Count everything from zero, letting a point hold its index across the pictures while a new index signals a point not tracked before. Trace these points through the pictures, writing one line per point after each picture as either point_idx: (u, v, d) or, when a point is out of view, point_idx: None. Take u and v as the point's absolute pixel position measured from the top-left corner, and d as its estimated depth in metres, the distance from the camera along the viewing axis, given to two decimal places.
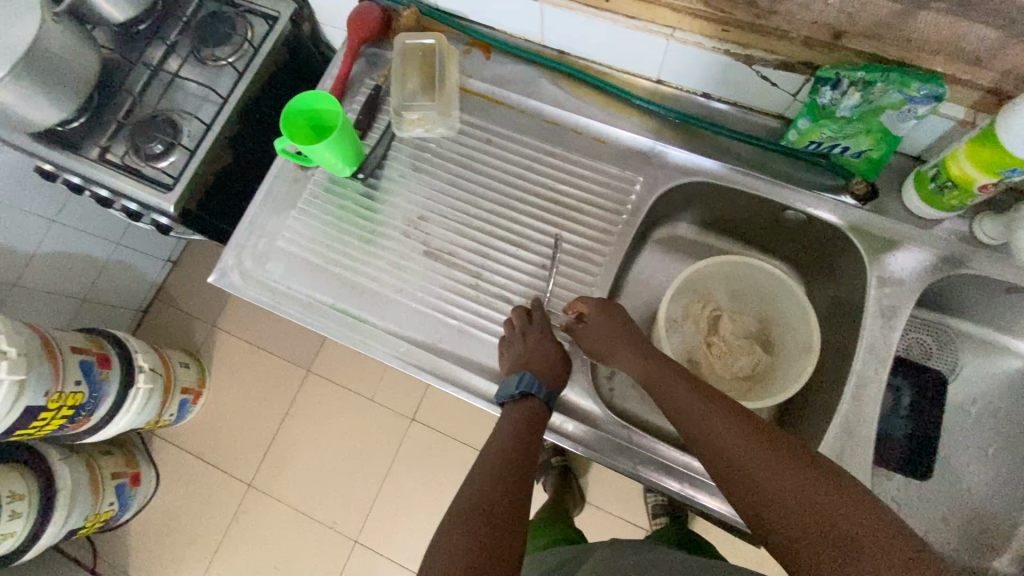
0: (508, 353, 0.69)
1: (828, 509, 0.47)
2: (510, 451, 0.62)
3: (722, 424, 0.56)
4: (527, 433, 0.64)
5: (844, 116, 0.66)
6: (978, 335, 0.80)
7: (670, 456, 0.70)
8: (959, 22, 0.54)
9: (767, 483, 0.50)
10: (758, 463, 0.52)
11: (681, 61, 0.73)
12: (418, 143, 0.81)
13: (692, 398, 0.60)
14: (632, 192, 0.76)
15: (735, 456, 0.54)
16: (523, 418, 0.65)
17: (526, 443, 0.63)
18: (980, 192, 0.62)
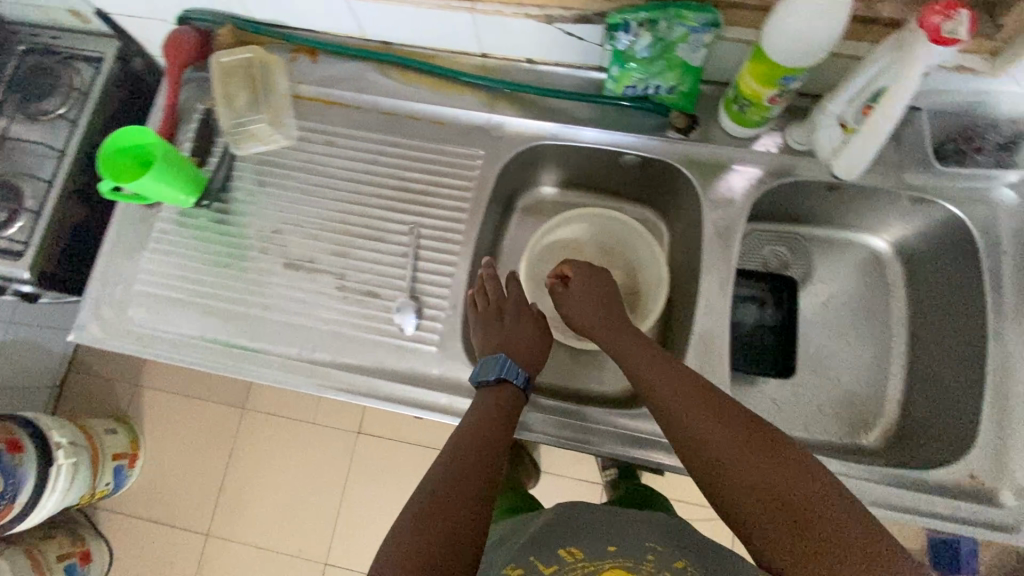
0: (480, 336, 0.70)
1: (801, 504, 0.47)
2: (481, 445, 0.60)
3: (689, 404, 0.57)
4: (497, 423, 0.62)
5: (645, 57, 0.69)
6: (823, 236, 0.86)
7: (548, 409, 0.71)
8: None
9: (731, 463, 0.52)
10: (723, 443, 0.53)
11: (493, 32, 0.74)
12: (259, 158, 0.81)
13: (662, 379, 0.60)
14: (476, 167, 0.78)
15: (702, 433, 0.54)
16: (495, 405, 0.64)
17: (494, 434, 0.61)
18: (771, 104, 0.66)
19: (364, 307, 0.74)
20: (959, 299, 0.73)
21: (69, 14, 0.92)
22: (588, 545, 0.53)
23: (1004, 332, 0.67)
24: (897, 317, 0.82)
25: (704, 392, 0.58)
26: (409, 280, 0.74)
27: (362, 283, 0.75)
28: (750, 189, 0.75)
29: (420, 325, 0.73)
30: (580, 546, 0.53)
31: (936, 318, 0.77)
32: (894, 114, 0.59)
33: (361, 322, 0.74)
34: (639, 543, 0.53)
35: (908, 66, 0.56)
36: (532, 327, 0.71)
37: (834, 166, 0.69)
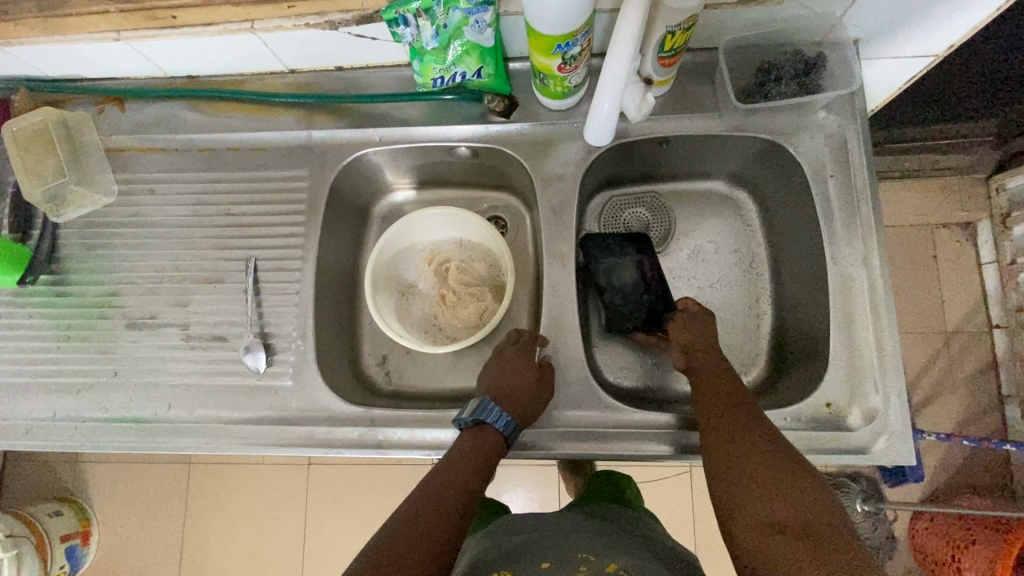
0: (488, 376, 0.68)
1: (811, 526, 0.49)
2: (458, 479, 0.58)
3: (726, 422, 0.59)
4: (480, 456, 0.61)
5: (436, 46, 0.66)
6: (680, 190, 0.84)
7: (412, 421, 0.68)
8: None
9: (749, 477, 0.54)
10: (750, 458, 0.55)
11: (288, 48, 0.72)
12: (85, 221, 0.78)
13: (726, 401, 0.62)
14: (304, 187, 0.76)
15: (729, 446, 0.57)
16: (477, 440, 0.62)
17: (475, 468, 0.59)
18: (566, 73, 0.65)
19: (214, 352, 0.72)
20: (803, 229, 0.72)
21: None
22: (520, 568, 0.51)
23: (839, 255, 0.67)
24: (760, 258, 0.81)
25: (747, 415, 0.60)
26: (253, 315, 0.73)
27: (208, 329, 0.73)
28: (577, 159, 0.73)
29: (272, 360, 0.72)
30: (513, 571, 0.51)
31: (790, 252, 0.76)
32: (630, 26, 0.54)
33: (213, 369, 0.72)
34: (567, 555, 0.52)
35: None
36: (518, 364, 0.66)
37: (590, 109, 0.64)
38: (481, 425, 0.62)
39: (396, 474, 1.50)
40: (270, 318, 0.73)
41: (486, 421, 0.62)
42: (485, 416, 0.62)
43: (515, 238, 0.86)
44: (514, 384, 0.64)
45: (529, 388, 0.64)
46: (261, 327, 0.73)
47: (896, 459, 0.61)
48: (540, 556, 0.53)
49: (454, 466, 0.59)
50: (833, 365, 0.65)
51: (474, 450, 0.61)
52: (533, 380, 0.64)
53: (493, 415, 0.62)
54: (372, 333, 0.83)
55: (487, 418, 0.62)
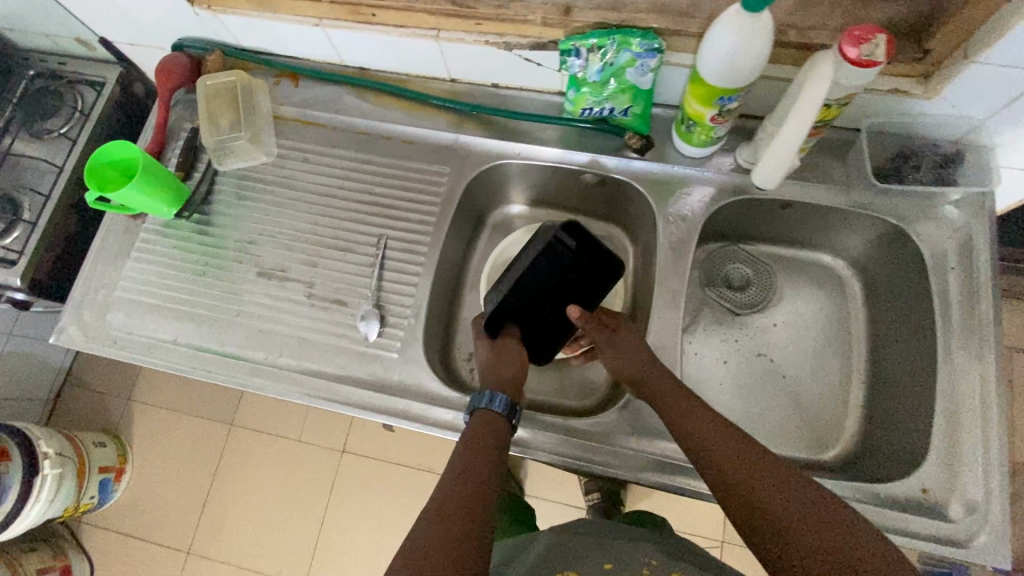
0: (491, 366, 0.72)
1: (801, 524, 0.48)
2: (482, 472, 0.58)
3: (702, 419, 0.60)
4: (488, 443, 0.62)
5: (597, 81, 0.73)
6: (786, 255, 0.88)
7: (507, 415, 0.72)
8: None
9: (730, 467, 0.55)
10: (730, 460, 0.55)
11: (459, 59, 0.80)
12: (240, 174, 0.85)
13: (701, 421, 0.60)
14: (443, 183, 0.82)
15: (714, 442, 0.57)
16: (481, 425, 0.64)
17: (492, 457, 0.61)
18: (715, 124, 0.69)
19: (331, 314, 0.78)
20: (913, 317, 0.74)
21: (75, 41, 0.99)
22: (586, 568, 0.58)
23: (952, 347, 0.68)
24: (856, 334, 0.83)
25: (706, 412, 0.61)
26: (374, 286, 0.78)
27: (330, 291, 0.79)
28: (702, 206, 0.78)
29: (383, 331, 0.77)
30: (578, 570, 0.58)
31: (893, 335, 0.78)
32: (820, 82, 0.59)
33: (328, 330, 0.77)
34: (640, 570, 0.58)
35: (817, 74, 0.58)
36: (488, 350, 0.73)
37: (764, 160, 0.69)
38: (476, 413, 0.66)
39: (424, 481, 1.50)
40: (387, 292, 0.78)
41: (480, 406, 0.66)
42: (480, 402, 0.66)
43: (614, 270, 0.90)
44: (504, 367, 0.71)
45: (515, 362, 0.71)
46: (378, 299, 0.78)
47: (992, 560, 0.59)
48: (604, 555, 0.60)
49: (472, 456, 0.60)
50: (932, 452, 0.65)
51: (482, 442, 0.62)
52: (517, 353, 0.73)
53: (488, 399, 0.66)
54: (467, 330, 0.87)
55: (483, 403, 0.66)
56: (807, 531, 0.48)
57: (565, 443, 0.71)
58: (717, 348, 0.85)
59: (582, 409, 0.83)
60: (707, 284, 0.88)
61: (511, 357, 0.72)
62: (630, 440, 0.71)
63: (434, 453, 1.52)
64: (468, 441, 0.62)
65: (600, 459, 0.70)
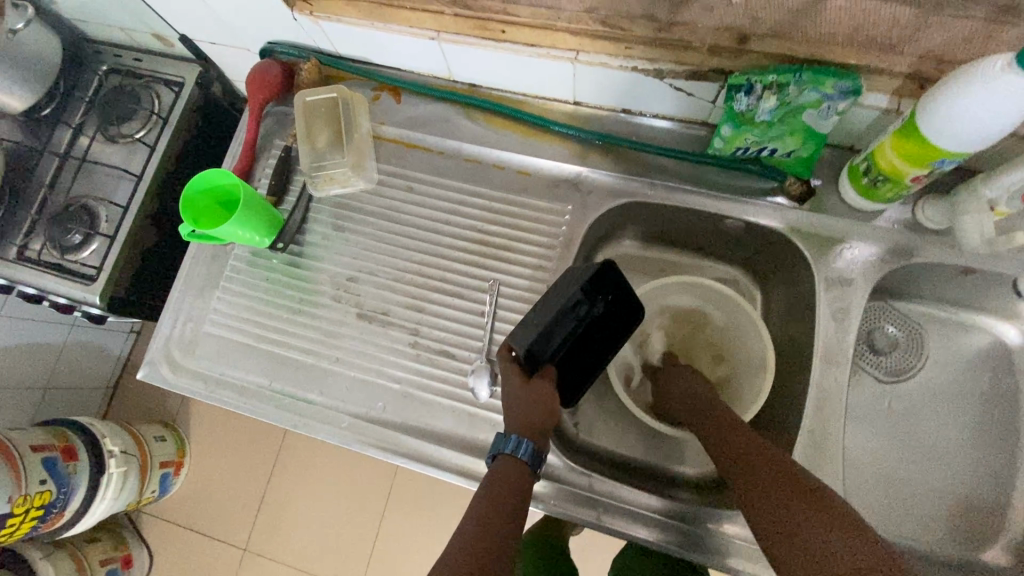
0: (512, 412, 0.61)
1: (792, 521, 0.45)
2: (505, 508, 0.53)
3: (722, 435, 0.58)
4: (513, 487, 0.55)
5: (765, 121, 0.62)
6: (946, 318, 0.77)
7: (633, 500, 0.67)
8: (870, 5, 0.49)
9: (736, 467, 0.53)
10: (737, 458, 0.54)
11: (591, 82, 0.69)
12: (337, 200, 0.78)
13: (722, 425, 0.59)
14: (563, 222, 0.74)
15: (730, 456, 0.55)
16: (504, 471, 0.57)
17: (520, 494, 0.55)
18: (913, 183, 0.59)
19: (439, 368, 0.71)
20: None
21: (154, 37, 0.91)
22: None
23: None
24: None
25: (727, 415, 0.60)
26: (486, 339, 0.71)
27: (437, 341, 0.72)
28: (865, 267, 0.68)
29: (494, 391, 0.69)
30: None
31: None
32: None
33: (435, 386, 0.70)
34: None
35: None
36: (518, 385, 0.62)
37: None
38: (499, 459, 0.58)
39: None
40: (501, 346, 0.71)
41: (505, 452, 0.58)
42: (502, 447, 0.58)
43: (750, 343, 0.73)
44: (531, 410, 0.60)
45: (544, 404, 0.61)
46: (491, 352, 0.71)
47: None
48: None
49: (498, 496, 0.54)
50: None
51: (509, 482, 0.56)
52: (549, 397, 0.61)
53: (512, 444, 0.58)
54: None
55: (506, 449, 0.58)
56: (793, 534, 0.44)
57: (693, 538, 0.66)
58: (856, 419, 0.76)
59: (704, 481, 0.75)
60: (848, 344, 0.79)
61: (542, 400, 0.61)
62: None
63: None
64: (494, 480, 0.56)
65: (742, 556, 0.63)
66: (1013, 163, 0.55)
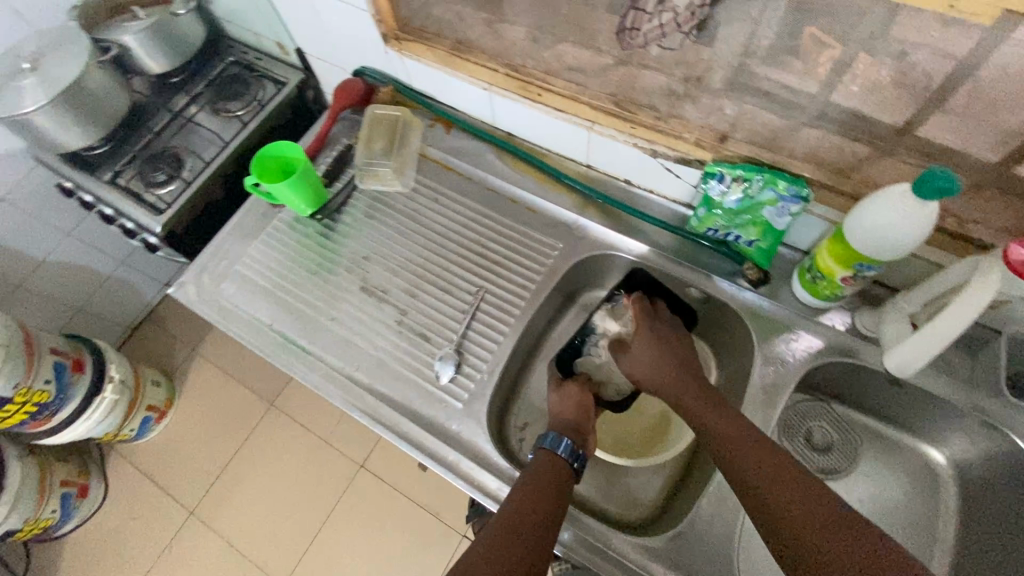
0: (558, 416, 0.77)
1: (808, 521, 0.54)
2: (539, 497, 0.63)
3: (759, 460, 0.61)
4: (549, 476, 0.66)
5: (732, 208, 0.74)
6: (880, 431, 0.82)
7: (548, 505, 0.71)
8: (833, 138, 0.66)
9: (750, 462, 0.61)
10: (748, 454, 0.62)
11: (601, 151, 0.84)
12: (376, 195, 0.93)
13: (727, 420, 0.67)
14: (551, 256, 0.87)
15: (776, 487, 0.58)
16: (545, 464, 0.68)
17: (556, 485, 0.65)
18: (844, 283, 0.69)
19: (414, 347, 0.81)
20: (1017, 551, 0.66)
21: (276, 45, 1.14)
22: None
23: None
24: (942, 546, 0.74)
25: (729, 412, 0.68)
26: (460, 333, 0.81)
27: (419, 325, 0.83)
28: (805, 356, 0.75)
29: (454, 378, 0.79)
30: None
31: (986, 562, 0.69)
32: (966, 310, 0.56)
33: (406, 361, 0.80)
34: None
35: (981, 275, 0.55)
36: (554, 392, 0.80)
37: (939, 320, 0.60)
38: (540, 454, 0.70)
39: (427, 526, 1.46)
40: (471, 342, 0.81)
41: (545, 447, 0.70)
42: (545, 443, 0.70)
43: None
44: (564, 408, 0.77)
45: (574, 403, 0.78)
46: (461, 346, 0.81)
47: None
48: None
49: (533, 490, 0.64)
50: None
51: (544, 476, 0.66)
52: (577, 396, 0.78)
53: (552, 440, 0.70)
54: (530, 401, 0.88)
55: (547, 445, 0.70)
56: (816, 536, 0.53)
57: (599, 554, 0.68)
58: None
59: (623, 520, 0.79)
60: (785, 434, 0.82)
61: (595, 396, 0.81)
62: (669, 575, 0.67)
63: (446, 500, 1.49)
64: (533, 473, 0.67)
65: None
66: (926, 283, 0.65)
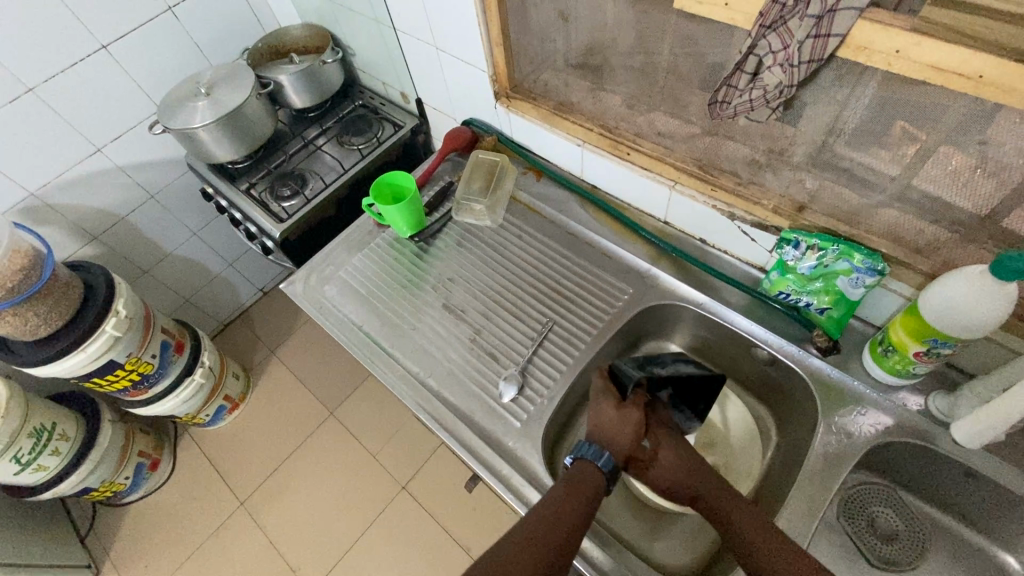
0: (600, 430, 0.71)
1: None
2: (571, 513, 0.63)
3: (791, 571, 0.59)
4: (586, 491, 0.66)
5: (804, 274, 0.78)
6: (953, 531, 0.77)
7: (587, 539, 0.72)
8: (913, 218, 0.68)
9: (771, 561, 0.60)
10: (767, 551, 0.62)
11: (680, 210, 0.90)
12: (467, 226, 1.04)
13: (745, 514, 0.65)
14: (620, 300, 0.92)
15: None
16: (580, 476, 0.67)
17: (592, 504, 0.65)
18: (918, 359, 0.69)
19: (483, 364, 0.88)
20: None
21: (401, 94, 1.32)
22: None
23: None
24: None
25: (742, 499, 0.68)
26: (527, 358, 0.87)
27: (490, 344, 0.90)
28: (872, 432, 0.74)
29: (516, 399, 0.84)
30: None
31: None
32: None
33: (474, 375, 0.87)
34: None
35: None
36: (612, 408, 0.71)
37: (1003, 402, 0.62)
38: (578, 463, 0.69)
39: (456, 561, 1.45)
40: (536, 368, 0.87)
41: (584, 457, 0.69)
42: (585, 453, 0.69)
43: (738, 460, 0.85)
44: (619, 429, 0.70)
45: (630, 428, 0.70)
46: (527, 370, 0.87)
47: None
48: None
49: (572, 491, 0.66)
50: None
51: (583, 490, 0.66)
52: (635, 422, 0.70)
53: (593, 452, 0.69)
54: (583, 436, 0.90)
55: (589, 456, 0.69)
56: None
57: None
58: None
59: (665, 569, 0.79)
60: (845, 514, 0.80)
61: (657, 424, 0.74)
62: None
63: (478, 538, 1.48)
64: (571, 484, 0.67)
65: None
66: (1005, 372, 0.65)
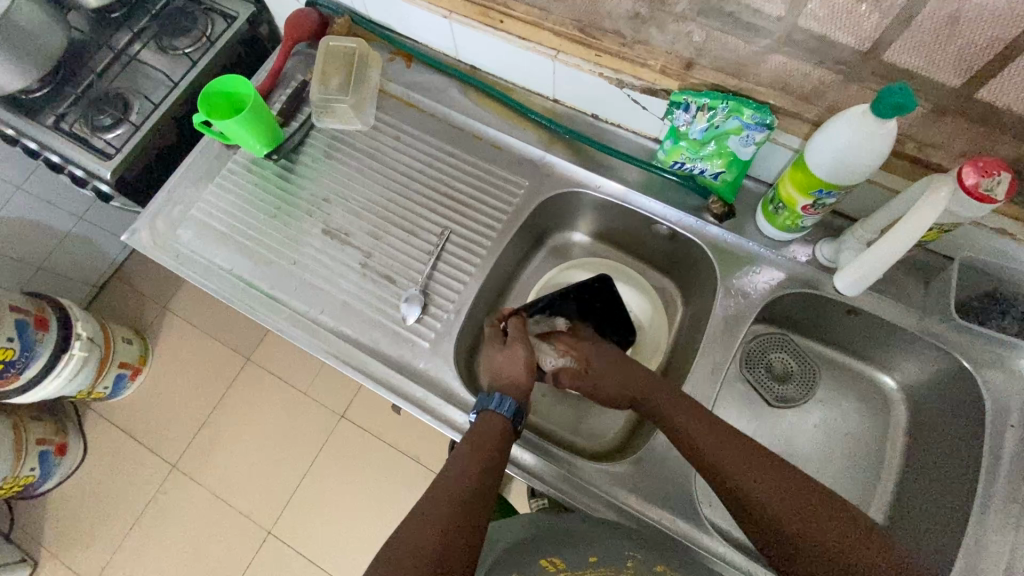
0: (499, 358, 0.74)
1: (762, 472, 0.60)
2: (477, 469, 0.62)
3: (715, 436, 0.64)
4: (486, 441, 0.65)
5: (697, 139, 0.73)
6: (837, 360, 0.84)
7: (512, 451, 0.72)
8: (798, 64, 0.63)
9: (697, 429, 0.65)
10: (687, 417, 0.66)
11: (567, 82, 0.80)
12: (334, 134, 0.90)
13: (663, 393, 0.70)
14: (518, 194, 0.85)
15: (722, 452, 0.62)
16: (484, 425, 0.67)
17: (495, 453, 0.64)
18: (805, 213, 0.70)
19: (379, 289, 0.80)
20: (957, 467, 0.69)
21: None
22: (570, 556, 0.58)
23: (988, 504, 0.63)
24: (889, 464, 0.78)
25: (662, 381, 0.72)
26: (426, 273, 0.81)
27: (384, 267, 0.81)
28: (766, 288, 0.76)
29: (420, 318, 0.79)
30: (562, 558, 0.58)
31: (929, 474, 0.73)
32: (901, 243, 0.61)
33: (372, 302, 0.79)
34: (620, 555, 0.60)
35: (931, 190, 0.57)
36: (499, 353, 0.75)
37: (875, 249, 0.64)
38: (482, 415, 0.68)
39: (409, 471, 1.49)
40: (436, 282, 0.80)
41: (487, 408, 0.68)
42: (486, 404, 0.68)
43: (651, 333, 0.86)
44: (511, 367, 0.73)
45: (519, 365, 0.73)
46: (427, 286, 0.80)
47: None
48: (588, 548, 0.60)
49: (474, 445, 0.64)
50: None
51: (484, 442, 0.65)
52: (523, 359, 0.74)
53: (496, 402, 0.68)
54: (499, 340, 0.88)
55: (491, 405, 0.68)
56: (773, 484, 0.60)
57: (564, 480, 0.71)
58: (744, 428, 0.82)
59: (590, 451, 0.82)
60: (747, 365, 0.84)
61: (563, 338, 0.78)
62: (629, 494, 0.70)
63: (427, 447, 1.51)
64: (472, 439, 0.65)
65: (594, 506, 0.70)
66: (877, 219, 0.68)
